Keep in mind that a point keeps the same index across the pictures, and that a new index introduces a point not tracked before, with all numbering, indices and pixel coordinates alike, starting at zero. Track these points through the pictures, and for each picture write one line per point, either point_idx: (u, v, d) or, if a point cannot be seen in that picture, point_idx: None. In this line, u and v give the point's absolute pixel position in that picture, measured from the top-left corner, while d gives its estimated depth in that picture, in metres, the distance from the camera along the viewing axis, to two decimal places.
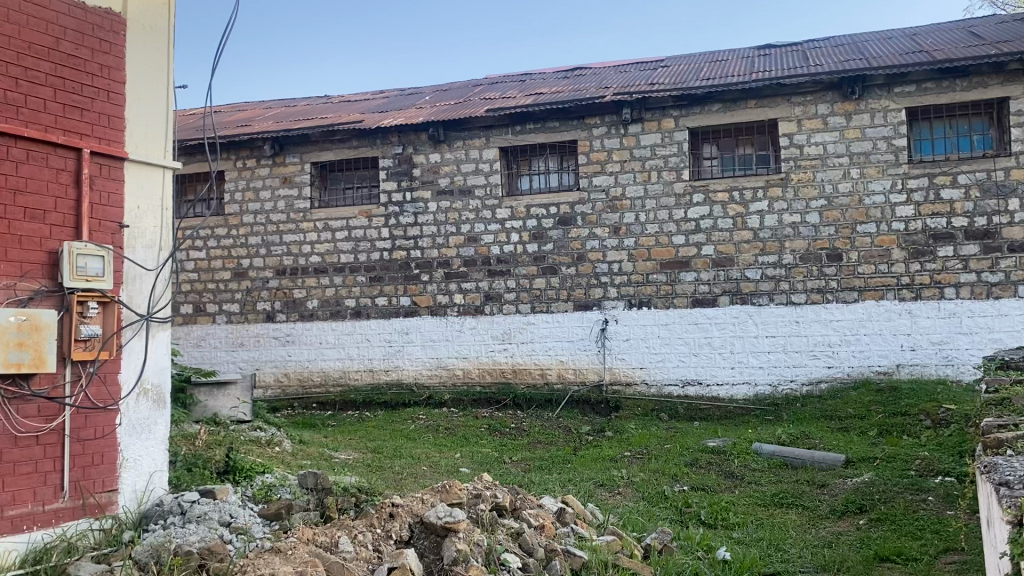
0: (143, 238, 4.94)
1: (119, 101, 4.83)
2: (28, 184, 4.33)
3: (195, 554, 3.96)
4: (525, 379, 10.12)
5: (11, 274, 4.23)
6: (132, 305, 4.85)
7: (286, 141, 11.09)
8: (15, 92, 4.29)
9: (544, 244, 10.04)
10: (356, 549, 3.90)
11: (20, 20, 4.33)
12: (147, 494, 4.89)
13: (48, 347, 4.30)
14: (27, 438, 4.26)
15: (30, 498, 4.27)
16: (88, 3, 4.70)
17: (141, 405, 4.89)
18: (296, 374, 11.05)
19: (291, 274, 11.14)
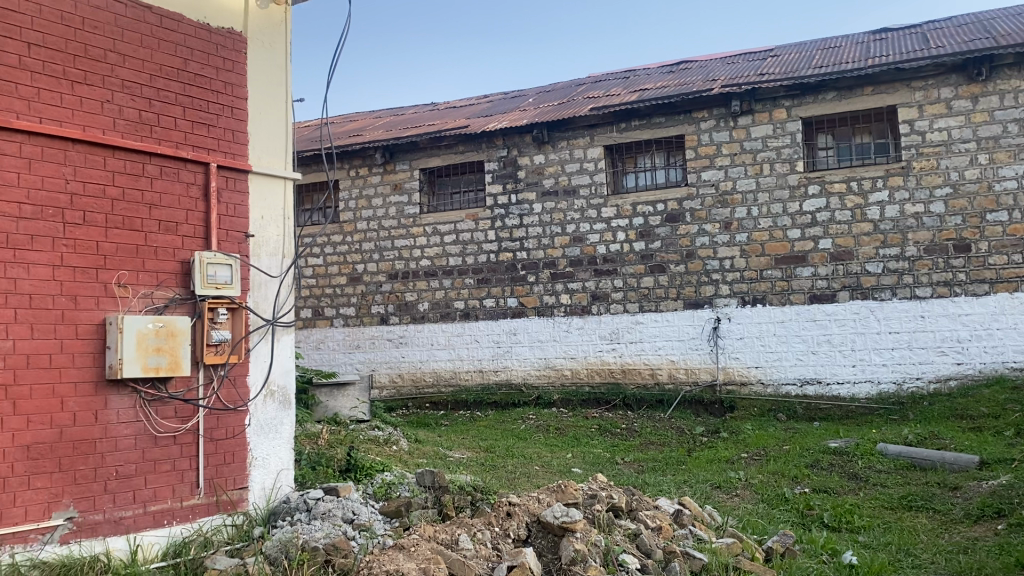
0: (266, 246, 5.14)
1: (242, 116, 5.07)
2: (162, 199, 4.60)
3: (321, 550, 4.10)
4: (636, 379, 10.02)
5: (148, 283, 4.51)
6: (258, 310, 5.07)
7: (395, 148, 11.38)
8: (149, 112, 4.57)
9: (652, 242, 9.93)
10: (476, 547, 3.96)
11: (152, 44, 4.61)
12: (275, 492, 5.09)
13: (183, 352, 4.53)
14: (166, 438, 4.53)
15: (170, 494, 4.53)
16: (212, 25, 4.95)
17: (268, 406, 5.09)
18: (409, 374, 11.32)
19: (403, 278, 11.41)
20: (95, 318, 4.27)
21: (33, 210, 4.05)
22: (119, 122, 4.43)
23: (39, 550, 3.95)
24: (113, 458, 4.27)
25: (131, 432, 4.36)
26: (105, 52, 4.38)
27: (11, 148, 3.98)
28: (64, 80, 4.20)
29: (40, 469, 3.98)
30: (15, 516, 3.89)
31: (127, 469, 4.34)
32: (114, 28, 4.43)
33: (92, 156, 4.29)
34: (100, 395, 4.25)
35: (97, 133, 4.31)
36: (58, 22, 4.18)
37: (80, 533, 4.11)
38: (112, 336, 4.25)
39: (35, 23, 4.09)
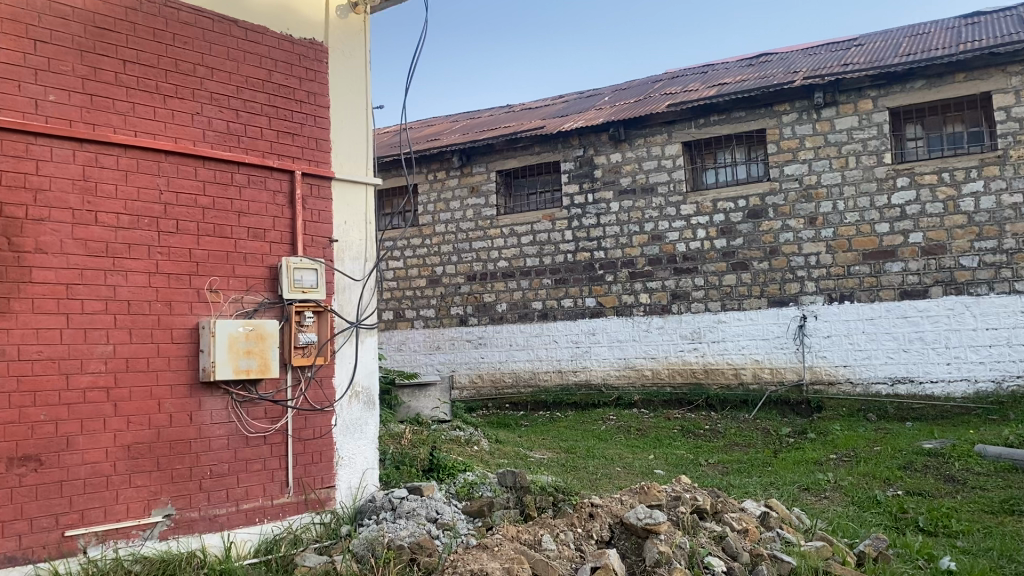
0: (350, 250, 5.26)
1: (325, 124, 5.19)
2: (250, 207, 4.75)
3: (406, 549, 4.17)
4: (718, 379, 9.86)
5: (238, 288, 4.67)
6: (342, 313, 5.18)
7: (472, 152, 11.48)
8: (237, 123, 4.73)
9: (733, 239, 9.76)
10: (559, 548, 3.96)
11: (239, 57, 4.77)
12: (360, 491, 5.19)
13: (272, 355, 4.67)
14: (257, 438, 4.67)
15: (261, 493, 4.67)
16: (294, 36, 5.08)
17: (353, 406, 5.20)
18: (489, 375, 11.40)
19: (481, 279, 11.50)
20: (189, 322, 4.44)
21: (130, 220, 4.24)
22: (209, 134, 4.60)
23: (140, 545, 4.14)
24: (208, 457, 4.44)
25: (224, 432, 4.52)
26: (194, 66, 4.55)
27: (109, 161, 4.17)
28: (157, 94, 4.39)
29: (140, 468, 4.16)
30: (117, 512, 4.08)
31: (220, 468, 4.49)
32: (202, 43, 4.60)
33: (183, 167, 4.46)
34: (195, 397, 4.41)
35: (187, 144, 4.48)
36: (150, 40, 4.37)
37: (178, 530, 4.28)
38: (205, 340, 4.41)
39: (130, 41, 4.29)
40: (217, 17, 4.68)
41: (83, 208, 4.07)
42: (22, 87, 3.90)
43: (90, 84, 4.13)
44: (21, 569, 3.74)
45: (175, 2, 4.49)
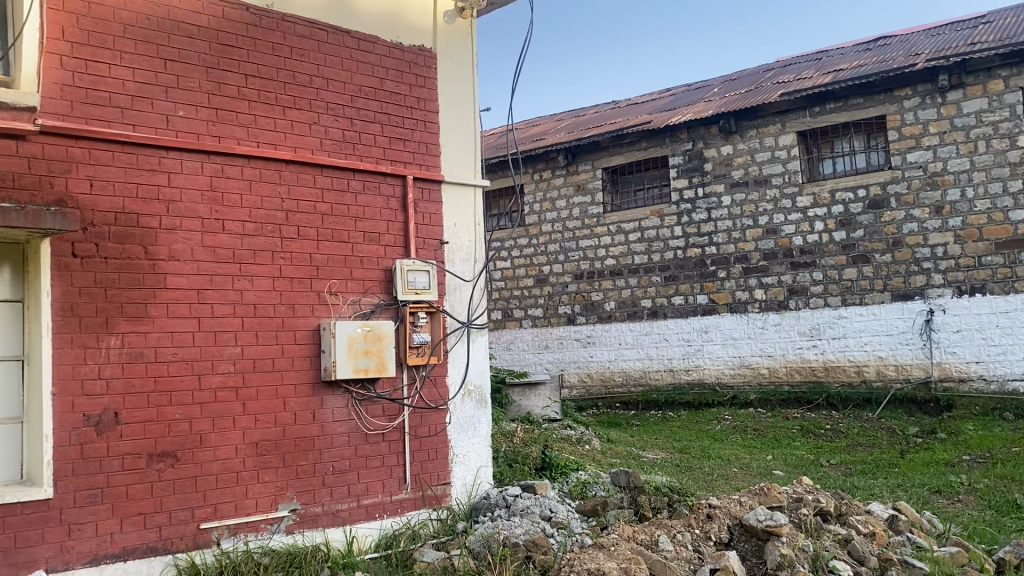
0: (460, 251, 5.33)
1: (435, 129, 5.28)
2: (366, 212, 4.89)
3: (522, 546, 4.21)
4: (839, 378, 9.50)
5: (356, 291, 4.82)
6: (454, 313, 5.26)
7: (578, 150, 11.50)
8: (351, 131, 4.88)
9: (853, 230, 9.38)
10: (676, 549, 3.91)
11: (352, 67, 4.91)
12: (475, 488, 5.24)
13: (388, 354, 4.80)
14: (376, 436, 4.81)
15: (380, 489, 4.80)
16: (404, 43, 5.20)
17: (466, 405, 5.25)
18: (599, 374, 11.36)
19: (589, 277, 11.48)
20: (310, 324, 4.61)
21: (254, 227, 4.43)
22: (325, 142, 4.75)
23: (268, 538, 4.32)
24: (330, 454, 4.60)
25: (345, 430, 4.67)
26: (311, 78, 4.72)
27: (234, 171, 4.38)
28: (277, 106, 4.57)
29: (267, 464, 4.35)
30: (247, 507, 4.27)
31: (342, 465, 4.65)
32: (318, 55, 4.76)
33: (303, 175, 4.63)
34: (317, 395, 4.58)
35: (306, 153, 4.65)
36: (269, 54, 4.56)
37: (303, 524, 4.45)
38: (326, 340, 4.56)
39: (250, 56, 4.48)
40: (331, 28, 4.84)
41: (211, 216, 4.28)
42: (154, 104, 4.13)
43: (215, 98, 4.34)
44: (161, 559, 3.97)
45: (291, 16, 4.67)
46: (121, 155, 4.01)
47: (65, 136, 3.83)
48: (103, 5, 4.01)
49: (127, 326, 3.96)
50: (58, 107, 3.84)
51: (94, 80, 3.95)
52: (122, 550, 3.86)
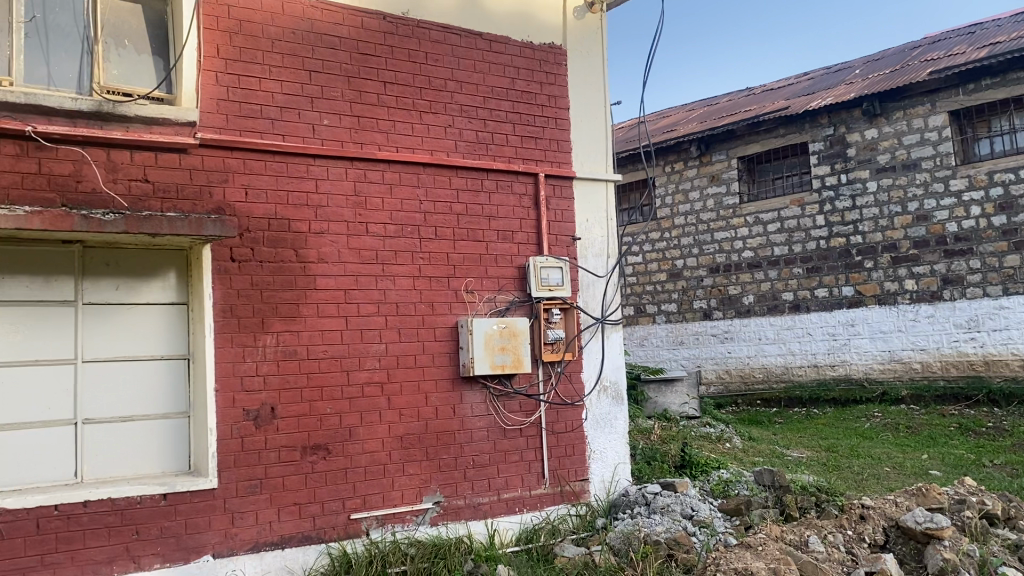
0: (593, 247, 5.30)
1: (566, 126, 5.29)
2: (499, 210, 4.96)
3: (663, 544, 4.17)
4: (1001, 372, 8.85)
5: (491, 288, 4.89)
6: (588, 309, 5.24)
7: (711, 140, 11.28)
8: (484, 132, 4.96)
9: (1015, 214, 8.73)
10: (828, 550, 3.78)
11: (484, 68, 4.99)
12: (613, 485, 5.20)
13: (524, 351, 4.85)
14: (514, 431, 4.86)
15: (519, 483, 4.85)
16: (535, 42, 5.23)
17: (602, 401, 5.22)
18: (737, 370, 11.06)
19: (725, 271, 11.21)
20: (449, 321, 4.72)
21: (395, 229, 4.57)
22: (460, 144, 4.85)
23: (414, 530, 4.46)
24: (470, 448, 4.69)
25: (484, 425, 4.75)
26: (445, 82, 4.83)
27: (375, 176, 4.53)
28: (414, 111, 4.70)
29: (411, 457, 4.49)
30: (393, 498, 4.42)
31: (482, 459, 4.73)
32: (452, 58, 4.87)
33: (439, 177, 4.75)
34: (456, 391, 4.69)
35: (442, 156, 4.76)
36: (406, 60, 4.70)
37: (446, 516, 4.57)
38: (463, 337, 4.66)
39: (388, 63, 4.64)
40: (464, 32, 4.94)
41: (355, 220, 4.46)
42: (300, 114, 4.34)
43: (357, 106, 4.52)
44: (315, 547, 4.17)
45: (426, 22, 4.80)
46: (272, 164, 4.23)
47: (222, 148, 4.09)
48: (253, 22, 4.25)
49: (281, 326, 4.18)
50: (215, 121, 4.10)
51: (246, 94, 4.20)
52: (280, 538, 4.08)
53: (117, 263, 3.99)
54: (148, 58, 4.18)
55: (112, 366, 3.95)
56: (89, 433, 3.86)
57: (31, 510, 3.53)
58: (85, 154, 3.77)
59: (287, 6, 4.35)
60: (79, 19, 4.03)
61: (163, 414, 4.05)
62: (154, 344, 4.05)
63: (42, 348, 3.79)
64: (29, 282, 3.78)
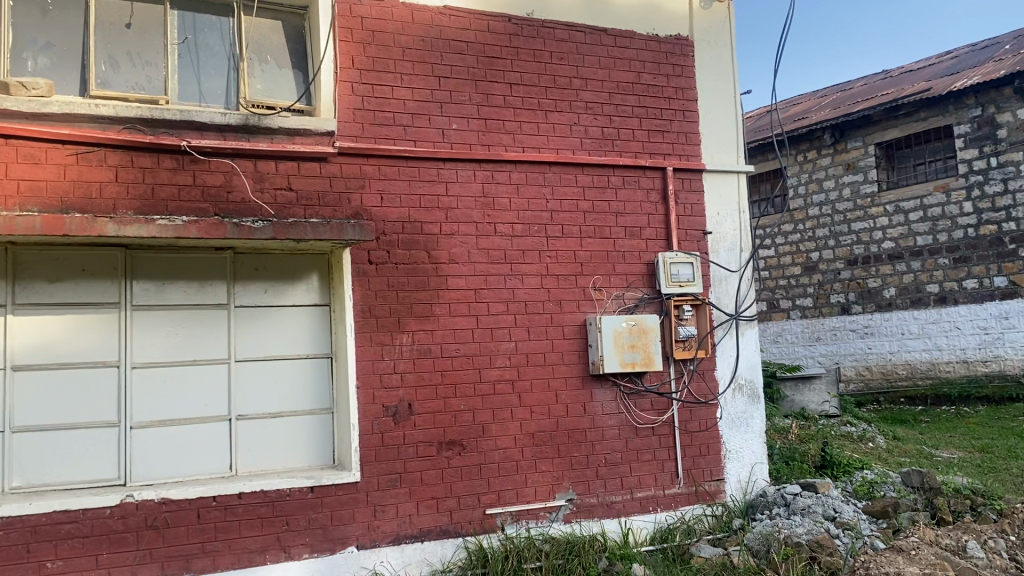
0: (725, 241, 5.18)
1: (694, 118, 5.19)
2: (627, 206, 4.92)
3: (805, 546, 4.05)
4: None
5: (620, 285, 4.87)
6: (720, 305, 5.12)
7: (846, 126, 10.85)
8: (610, 128, 4.93)
9: None
10: (989, 557, 3.74)
11: (609, 64, 4.97)
12: (750, 485, 5.07)
13: (655, 348, 4.78)
14: (646, 430, 4.81)
15: (653, 482, 4.80)
16: (661, 34, 5.15)
17: (737, 400, 5.09)
18: (878, 366, 10.55)
19: (864, 263, 10.71)
20: (578, 319, 4.73)
21: (522, 228, 4.63)
22: (586, 141, 4.85)
23: (548, 526, 4.49)
24: (602, 446, 4.68)
25: (616, 423, 4.73)
26: (571, 79, 4.84)
27: (503, 176, 4.60)
28: (540, 110, 4.74)
29: (544, 454, 4.53)
30: (527, 495, 4.47)
31: (615, 457, 4.71)
32: (577, 56, 4.87)
33: (565, 175, 4.77)
34: (586, 389, 4.69)
35: (568, 154, 4.77)
36: (532, 60, 4.74)
37: (580, 514, 4.58)
38: (593, 334, 4.65)
39: (514, 65, 4.69)
40: (589, 29, 4.93)
41: (485, 220, 4.53)
42: (431, 119, 4.46)
43: (485, 109, 4.60)
44: (453, 541, 4.28)
45: (551, 22, 4.83)
46: (405, 169, 4.36)
47: (358, 156, 4.25)
48: (386, 31, 4.39)
49: (416, 325, 4.30)
50: (352, 129, 4.26)
51: (380, 103, 4.34)
52: (419, 531, 4.20)
53: (264, 267, 4.21)
54: (289, 72, 4.39)
55: (261, 366, 4.17)
56: (242, 429, 4.09)
57: (192, 501, 3.77)
58: (234, 165, 3.99)
59: (417, 14, 4.47)
60: (226, 39, 4.28)
61: (308, 410, 4.24)
62: (299, 344, 4.25)
63: (200, 349, 4.05)
64: (186, 287, 4.05)
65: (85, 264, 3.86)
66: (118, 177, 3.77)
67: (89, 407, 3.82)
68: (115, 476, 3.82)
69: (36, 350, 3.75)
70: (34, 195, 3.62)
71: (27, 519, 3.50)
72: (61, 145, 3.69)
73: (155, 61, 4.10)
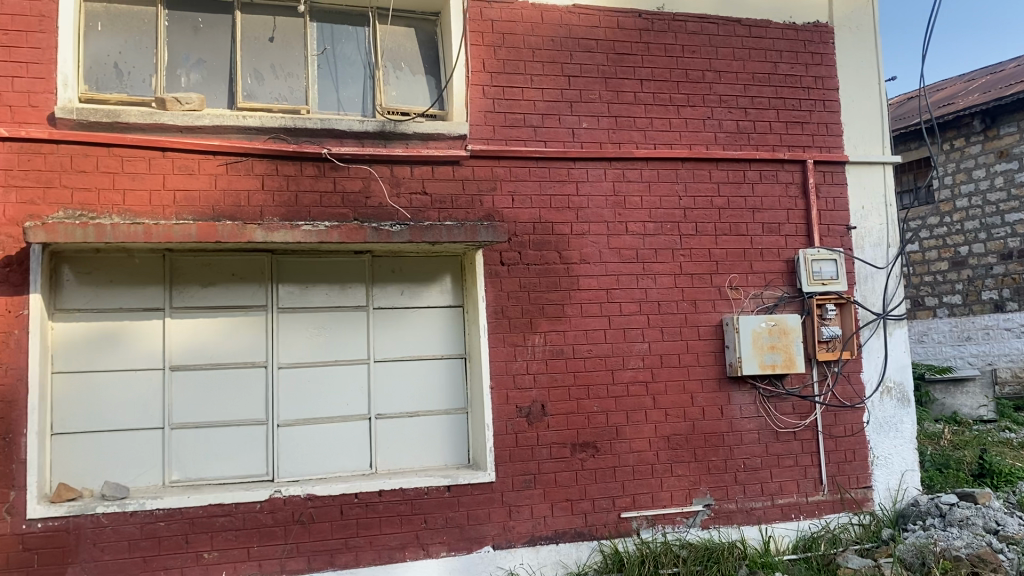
0: (870, 236, 4.93)
1: (836, 107, 4.95)
2: (764, 202, 4.75)
3: (965, 561, 3.86)
4: None
5: (758, 284, 4.70)
6: (866, 304, 4.87)
7: (998, 111, 10.16)
8: (746, 120, 4.77)
9: None
10: None
11: (744, 55, 4.80)
12: (901, 494, 4.79)
13: (796, 349, 4.59)
14: (787, 435, 4.62)
15: (795, 489, 4.61)
16: (798, 22, 4.95)
17: (885, 404, 4.83)
18: None
19: (1020, 257, 9.93)
20: (714, 319, 4.59)
21: (655, 226, 4.54)
22: (720, 135, 4.71)
23: (685, 532, 4.38)
24: (741, 450, 4.54)
25: (755, 427, 4.57)
26: (704, 73, 4.71)
27: (635, 174, 4.53)
28: (672, 106, 4.64)
29: (680, 458, 4.43)
30: (663, 499, 4.38)
31: (754, 463, 4.56)
32: (710, 49, 4.74)
33: (699, 171, 4.65)
34: (724, 391, 4.55)
35: (702, 149, 4.65)
36: (663, 55, 4.64)
37: (718, 520, 4.45)
38: (731, 336, 4.51)
39: (645, 60, 4.61)
40: (722, 20, 4.79)
41: (616, 219, 4.47)
42: (561, 119, 4.43)
43: (615, 106, 4.53)
44: (588, 544, 4.23)
45: (683, 15, 4.72)
46: (536, 170, 4.36)
47: (490, 158, 4.28)
48: (515, 33, 4.40)
49: (548, 326, 4.29)
50: (483, 132, 4.29)
51: (510, 105, 4.35)
52: (554, 533, 4.19)
53: (401, 270, 4.30)
54: (422, 78, 4.47)
55: (399, 366, 4.25)
56: (383, 427, 4.19)
57: (336, 497, 3.89)
58: (372, 171, 4.10)
59: (546, 14, 4.47)
60: (362, 47, 4.40)
61: (445, 409, 4.30)
62: (434, 345, 4.32)
63: (342, 350, 4.17)
64: (327, 290, 4.18)
65: (235, 269, 4.04)
66: (265, 185, 3.93)
67: (241, 406, 4.00)
68: (264, 472, 3.99)
69: (191, 352, 3.96)
70: (189, 204, 3.82)
71: (186, 511, 3.69)
72: (212, 156, 3.88)
73: (297, 72, 4.25)
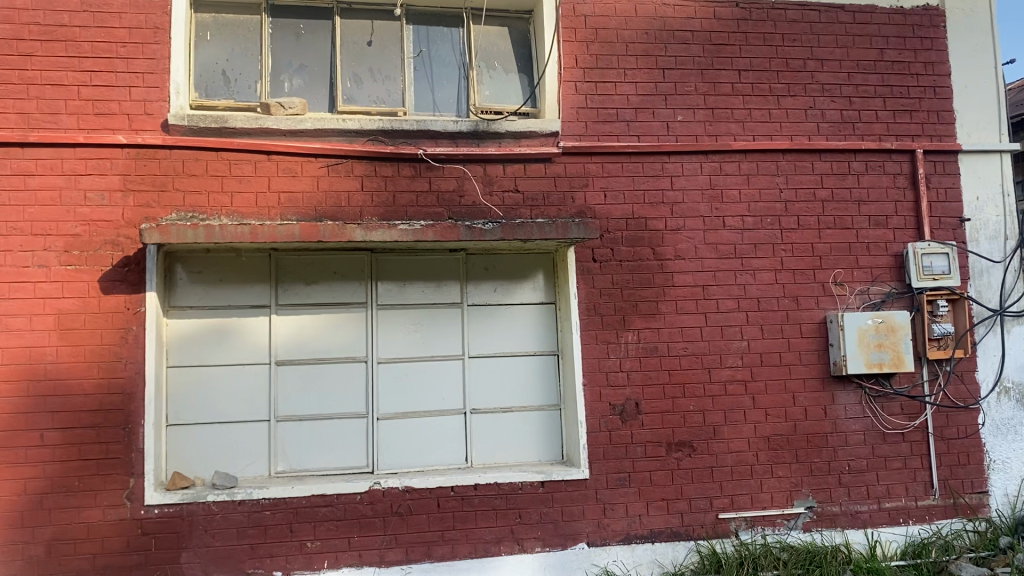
0: (985, 228, 4.68)
1: (948, 94, 4.72)
2: (870, 194, 4.58)
3: None
4: None
5: (864, 279, 4.53)
6: (981, 300, 4.62)
7: None
8: (850, 110, 4.60)
9: None
10: None
11: (848, 42, 4.63)
12: (1020, 500, 4.54)
13: (905, 347, 4.39)
14: (895, 436, 4.44)
15: (903, 492, 4.43)
16: (906, 6, 4.74)
17: (1003, 405, 4.58)
18: None
19: None
20: (816, 316, 4.45)
21: (753, 221, 4.43)
22: (823, 126, 4.56)
23: (786, 534, 4.27)
24: (845, 452, 4.39)
25: (861, 428, 4.41)
26: (805, 61, 4.57)
27: (732, 168, 4.43)
28: (771, 96, 4.52)
29: (780, 459, 4.31)
30: (763, 500, 4.27)
31: (860, 465, 4.40)
32: (811, 37, 4.59)
33: (800, 163, 4.51)
34: (827, 391, 4.41)
35: (803, 140, 4.51)
36: (762, 44, 4.52)
37: (821, 523, 4.31)
38: (834, 334, 4.36)
39: (743, 50, 4.50)
40: (824, 7, 4.63)
41: (712, 214, 4.39)
42: (656, 113, 4.38)
43: (711, 98, 4.45)
44: (685, 544, 4.17)
45: (782, 3, 4.59)
46: (630, 165, 4.33)
47: (583, 155, 4.27)
48: (609, 28, 4.37)
49: (643, 323, 4.25)
50: (576, 129, 4.29)
51: (603, 100, 4.33)
52: (650, 532, 4.15)
53: (495, 267, 4.34)
54: (515, 77, 4.50)
55: (493, 362, 4.30)
56: (477, 423, 4.24)
57: (432, 490, 3.96)
58: (466, 170, 4.15)
59: (640, 7, 4.42)
60: (456, 48, 4.46)
61: (539, 406, 4.32)
62: (528, 341, 4.34)
63: (437, 346, 4.24)
64: (423, 288, 4.26)
65: (335, 267, 4.17)
66: (363, 186, 4.03)
67: (342, 399, 4.12)
68: (364, 464, 4.10)
69: (294, 347, 4.10)
70: (292, 205, 3.96)
71: (291, 501, 3.82)
72: (314, 158, 4.00)
73: (394, 74, 4.35)
